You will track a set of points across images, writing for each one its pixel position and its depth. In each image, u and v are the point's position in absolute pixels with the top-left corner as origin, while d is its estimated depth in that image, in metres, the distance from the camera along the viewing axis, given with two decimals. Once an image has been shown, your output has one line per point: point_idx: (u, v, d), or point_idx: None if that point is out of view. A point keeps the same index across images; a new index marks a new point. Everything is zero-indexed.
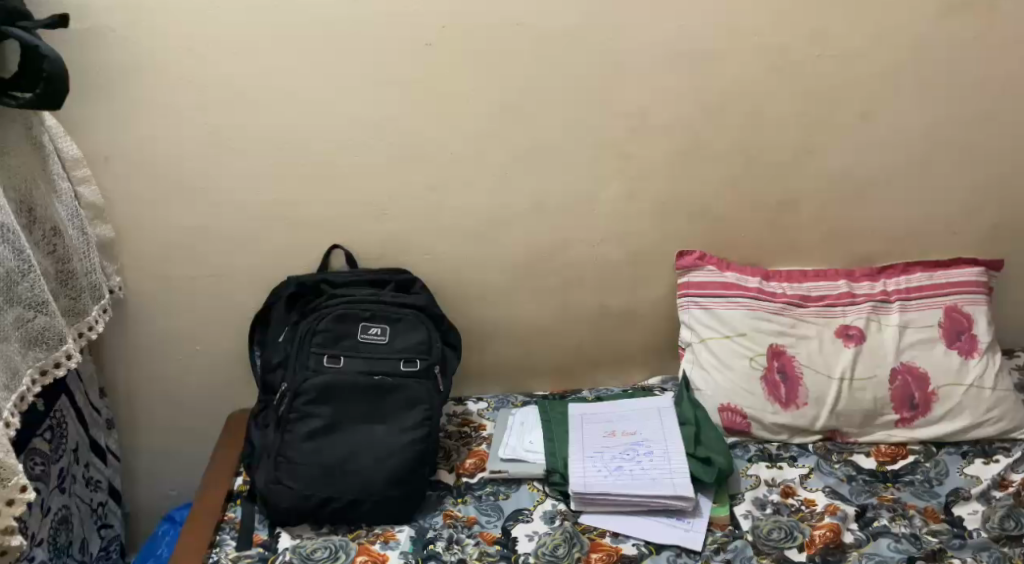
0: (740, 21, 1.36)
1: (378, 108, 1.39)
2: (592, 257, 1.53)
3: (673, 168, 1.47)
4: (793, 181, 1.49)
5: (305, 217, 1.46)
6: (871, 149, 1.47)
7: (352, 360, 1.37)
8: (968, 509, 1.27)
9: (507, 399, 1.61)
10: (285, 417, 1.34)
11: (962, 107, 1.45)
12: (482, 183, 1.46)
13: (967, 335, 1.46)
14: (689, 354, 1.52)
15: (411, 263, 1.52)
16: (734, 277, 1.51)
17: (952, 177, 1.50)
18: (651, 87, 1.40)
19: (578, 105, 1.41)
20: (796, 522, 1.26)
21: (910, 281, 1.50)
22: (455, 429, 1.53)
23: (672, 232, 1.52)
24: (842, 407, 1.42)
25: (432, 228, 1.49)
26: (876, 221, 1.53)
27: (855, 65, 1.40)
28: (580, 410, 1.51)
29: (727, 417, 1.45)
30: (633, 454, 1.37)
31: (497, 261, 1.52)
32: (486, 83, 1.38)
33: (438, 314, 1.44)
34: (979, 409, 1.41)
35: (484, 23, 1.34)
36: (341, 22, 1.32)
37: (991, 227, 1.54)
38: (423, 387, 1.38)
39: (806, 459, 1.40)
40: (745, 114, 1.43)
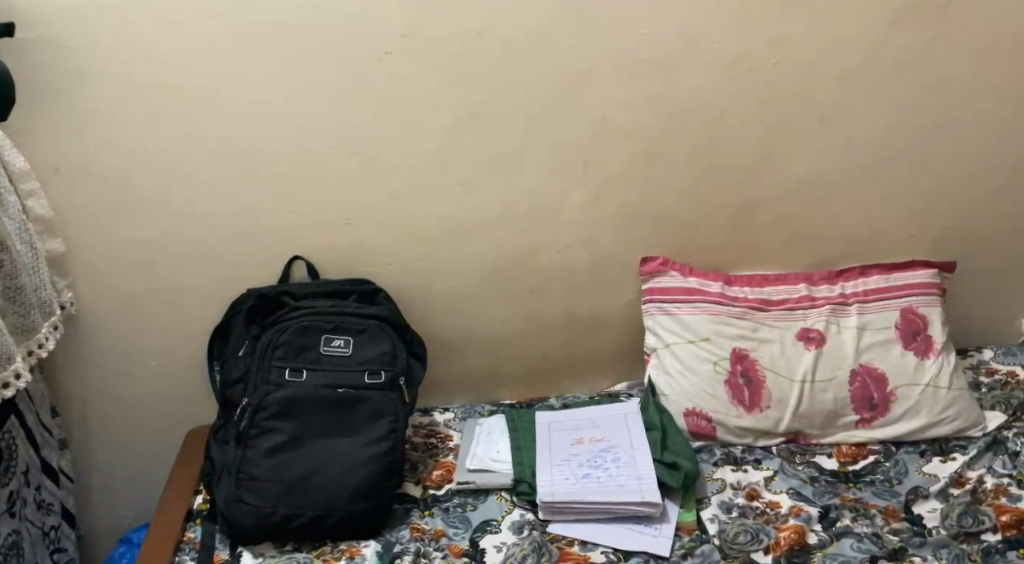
0: (700, 29, 1.38)
1: (340, 117, 1.37)
2: (558, 264, 1.53)
3: (635, 176, 1.48)
4: (753, 186, 1.51)
5: (264, 228, 1.43)
6: (827, 155, 1.49)
7: (314, 373, 1.36)
8: (927, 507, 1.29)
9: (474, 408, 1.60)
10: (247, 432, 1.32)
11: (916, 113, 1.48)
12: (447, 191, 1.45)
13: (922, 335, 1.48)
14: (654, 360, 1.53)
15: (374, 273, 1.50)
16: (697, 282, 1.53)
17: (908, 181, 1.53)
18: (613, 95, 1.41)
19: (541, 113, 1.41)
20: (761, 524, 1.27)
21: (866, 283, 1.53)
22: (421, 441, 1.51)
23: (636, 239, 1.53)
24: (804, 409, 1.44)
25: (395, 237, 1.47)
26: (834, 225, 1.55)
27: (812, 73, 1.43)
28: (547, 418, 1.51)
29: (693, 422, 1.46)
30: (601, 461, 1.37)
31: (461, 270, 1.51)
32: (449, 92, 1.37)
33: (402, 324, 1.43)
34: (935, 408, 1.43)
35: (444, 31, 1.33)
36: (300, 29, 1.30)
37: (946, 229, 1.58)
38: (388, 399, 1.36)
39: (770, 461, 1.42)
40: (705, 120, 1.45)
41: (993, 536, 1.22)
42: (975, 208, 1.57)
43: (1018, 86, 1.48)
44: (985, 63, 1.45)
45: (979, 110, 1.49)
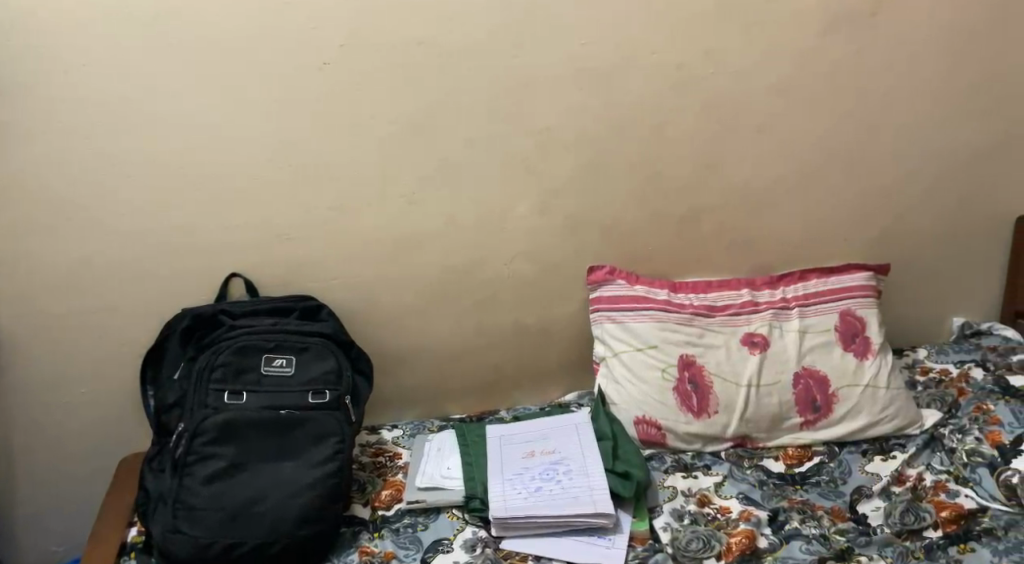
0: (640, 39, 1.39)
1: (277, 129, 1.32)
2: (505, 275, 1.51)
3: (579, 185, 1.47)
4: (696, 194, 1.52)
5: (199, 245, 1.37)
6: (767, 162, 1.52)
7: (255, 395, 1.30)
8: (871, 506, 1.32)
9: (422, 424, 1.57)
10: (184, 460, 1.26)
11: (850, 120, 1.51)
12: (390, 204, 1.41)
13: (861, 337, 1.51)
14: (604, 368, 1.52)
15: (317, 289, 1.45)
16: (643, 290, 1.52)
17: (845, 186, 1.56)
18: (556, 105, 1.40)
19: (484, 124, 1.39)
20: (712, 530, 1.28)
21: (807, 287, 1.55)
22: (369, 460, 1.47)
23: (583, 248, 1.52)
24: (750, 413, 1.45)
25: (337, 252, 1.43)
26: (775, 230, 1.57)
27: (749, 82, 1.45)
28: (498, 432, 1.48)
29: (643, 430, 1.45)
30: (553, 474, 1.36)
31: (407, 284, 1.48)
32: (390, 102, 1.34)
33: (346, 340, 1.39)
34: (875, 407, 1.46)
35: (382, 41, 1.30)
36: (233, 39, 1.25)
37: (883, 232, 1.61)
38: (333, 419, 1.32)
39: (719, 467, 1.43)
40: (647, 130, 1.45)
41: (934, 532, 1.25)
42: (911, 212, 1.60)
43: (948, 93, 1.51)
44: (914, 71, 1.49)
45: (911, 116, 1.52)
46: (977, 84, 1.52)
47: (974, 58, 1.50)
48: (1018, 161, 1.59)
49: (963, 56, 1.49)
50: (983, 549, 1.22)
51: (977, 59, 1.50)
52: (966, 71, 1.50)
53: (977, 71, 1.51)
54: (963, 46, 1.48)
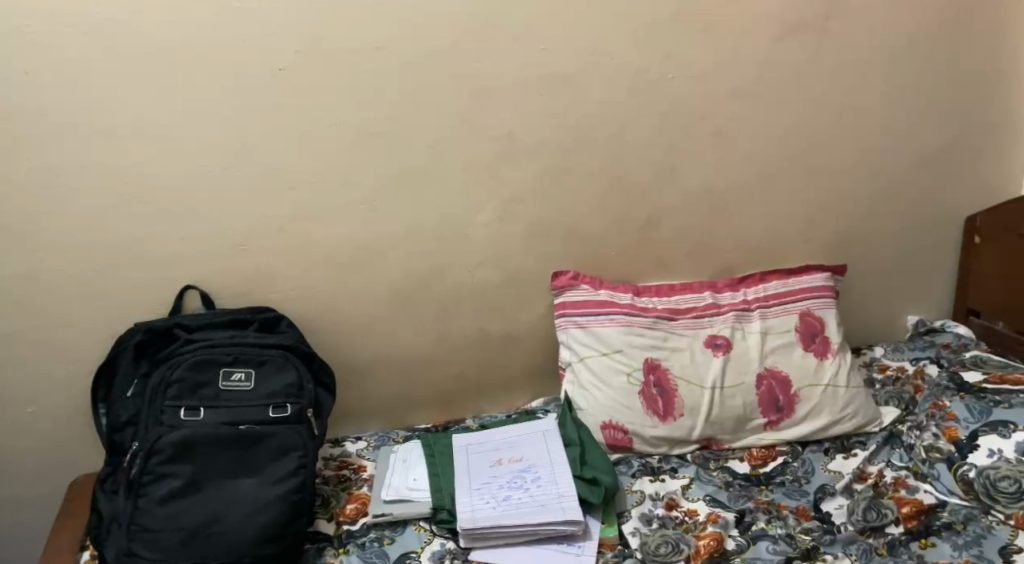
0: (599, 44, 1.39)
1: (233, 137, 1.29)
2: (469, 282, 1.50)
3: (541, 190, 1.46)
4: (657, 198, 1.52)
5: (151, 258, 1.32)
6: (726, 166, 1.53)
7: (213, 410, 1.26)
8: (835, 503, 1.34)
9: (388, 435, 1.54)
10: (138, 480, 1.21)
11: (805, 123, 1.53)
12: (351, 212, 1.39)
13: (820, 337, 1.52)
14: (570, 374, 1.52)
15: (276, 301, 1.41)
16: (608, 294, 1.52)
17: (803, 189, 1.58)
18: (517, 110, 1.40)
19: (445, 130, 1.38)
20: (681, 533, 1.28)
21: (767, 288, 1.56)
22: (333, 474, 1.43)
23: (546, 254, 1.51)
24: (715, 415, 1.46)
25: (296, 263, 1.39)
26: (736, 233, 1.59)
27: (708, 87, 1.46)
28: (464, 441, 1.47)
29: (610, 435, 1.45)
30: (521, 482, 1.34)
31: (368, 293, 1.45)
32: (349, 108, 1.32)
33: (307, 351, 1.35)
34: (836, 406, 1.47)
35: (338, 47, 1.28)
36: (183, 46, 1.22)
37: (839, 233, 1.63)
38: (295, 433, 1.28)
39: (686, 469, 1.43)
40: (608, 135, 1.45)
41: (897, 528, 1.27)
42: (866, 213, 1.63)
43: (900, 96, 1.54)
44: (867, 75, 1.52)
45: (864, 119, 1.55)
46: (927, 88, 1.55)
47: (924, 62, 1.53)
48: (967, 162, 1.63)
49: (913, 60, 1.52)
50: (944, 543, 1.23)
51: (926, 63, 1.53)
52: (916, 75, 1.54)
53: (927, 75, 1.54)
54: (913, 51, 1.52)
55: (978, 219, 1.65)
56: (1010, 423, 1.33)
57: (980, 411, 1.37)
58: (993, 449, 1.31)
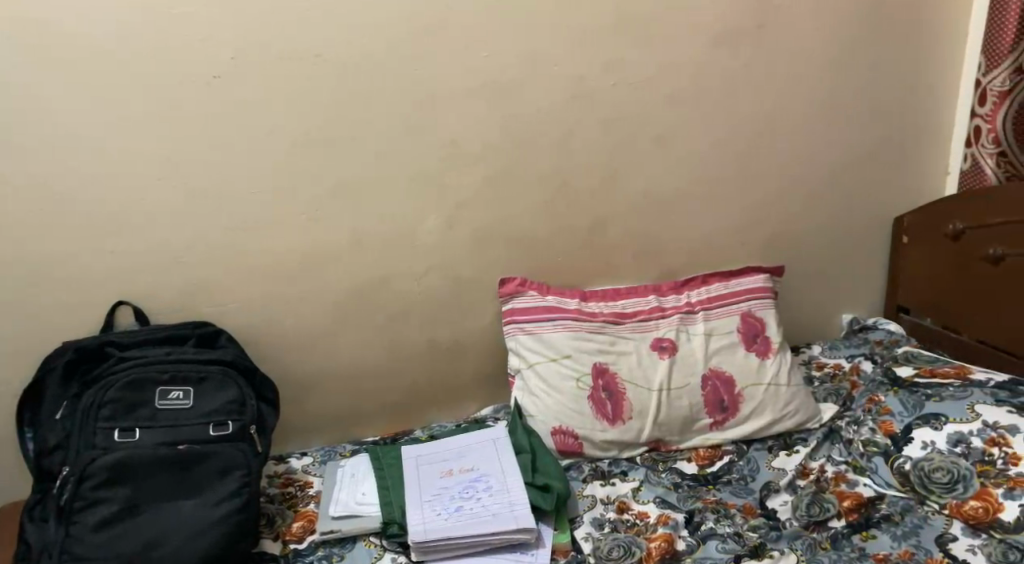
0: (541, 51, 1.39)
1: (167, 146, 1.27)
2: (416, 292, 1.48)
3: (487, 197, 1.46)
4: (602, 204, 1.53)
5: (82, 273, 1.30)
6: (668, 171, 1.55)
7: (150, 431, 1.21)
8: (780, 500, 1.36)
9: (334, 450, 1.51)
10: (69, 507, 1.15)
11: (743, 129, 1.56)
12: (293, 223, 1.37)
13: (761, 337, 1.55)
14: (519, 381, 1.51)
15: (215, 314, 1.39)
16: (555, 300, 1.52)
17: (742, 193, 1.61)
18: (460, 117, 1.39)
19: (387, 138, 1.37)
20: (632, 537, 1.28)
21: (710, 290, 1.58)
22: (277, 492, 1.40)
23: (493, 261, 1.51)
24: (663, 418, 1.47)
25: (235, 276, 1.37)
26: (678, 238, 1.61)
27: (649, 93, 1.48)
28: (413, 452, 1.44)
29: (560, 440, 1.45)
30: (472, 492, 1.33)
31: (311, 304, 1.43)
32: (289, 116, 1.31)
33: (249, 367, 1.31)
34: (778, 405, 1.50)
35: (274, 54, 1.27)
36: (112, 53, 1.20)
37: (778, 236, 1.67)
38: (238, 451, 1.24)
39: (636, 472, 1.44)
40: (552, 142, 1.46)
41: (838, 522, 1.30)
42: (802, 215, 1.67)
43: (831, 101, 1.59)
44: (800, 81, 1.56)
45: (799, 124, 1.59)
46: (856, 94, 1.60)
47: (853, 69, 1.58)
48: (895, 165, 1.69)
49: (843, 68, 1.58)
50: (883, 534, 1.26)
51: (855, 70, 1.58)
52: (847, 82, 1.59)
53: (856, 81, 1.59)
54: (843, 58, 1.57)
55: (906, 219, 1.71)
56: (942, 416, 1.36)
57: (912, 405, 1.41)
58: (926, 441, 1.34)
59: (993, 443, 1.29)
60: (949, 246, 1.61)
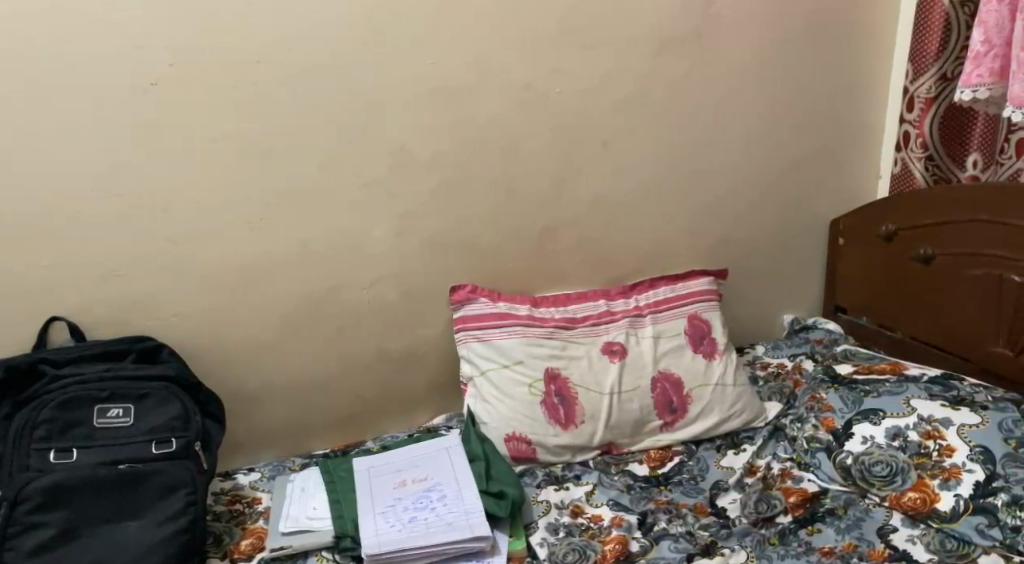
0: (487, 59, 1.39)
1: (102, 155, 1.22)
2: (365, 301, 1.46)
3: (436, 204, 1.45)
4: (551, 211, 1.54)
5: (12, 288, 1.24)
6: (615, 177, 1.57)
7: (88, 451, 1.17)
8: (729, 498, 1.39)
9: (282, 464, 1.47)
10: (3, 533, 1.09)
11: (686, 135, 1.59)
12: (237, 233, 1.34)
13: (708, 339, 1.57)
14: (472, 389, 1.50)
15: (156, 329, 1.34)
16: (506, 306, 1.52)
17: (686, 198, 1.64)
18: (407, 125, 1.38)
19: (334, 146, 1.35)
20: (587, 540, 1.28)
21: (657, 294, 1.60)
22: (224, 509, 1.36)
23: (443, 269, 1.50)
24: (614, 421, 1.48)
25: (177, 288, 1.33)
26: (626, 243, 1.63)
27: (595, 100, 1.49)
28: (365, 464, 1.42)
29: (514, 447, 1.45)
30: (426, 502, 1.31)
31: (257, 316, 1.40)
32: (232, 125, 1.28)
33: (192, 382, 1.27)
34: (725, 404, 1.53)
35: (215, 60, 1.23)
36: (43, 57, 1.15)
37: (722, 240, 1.71)
38: (182, 469, 1.20)
39: (589, 476, 1.45)
40: (501, 149, 1.46)
41: (785, 517, 1.33)
42: (744, 219, 1.71)
43: (769, 108, 1.64)
44: (740, 88, 1.60)
45: (740, 130, 1.63)
46: (793, 100, 1.65)
47: (789, 76, 1.63)
48: (831, 170, 1.75)
49: (780, 75, 1.62)
50: (828, 528, 1.30)
51: (791, 77, 1.63)
52: (784, 88, 1.63)
53: (792, 89, 1.64)
54: (780, 65, 1.61)
55: (842, 222, 1.77)
56: (880, 411, 1.41)
57: (852, 401, 1.45)
58: (866, 436, 1.38)
59: (929, 436, 1.34)
60: (883, 247, 1.67)
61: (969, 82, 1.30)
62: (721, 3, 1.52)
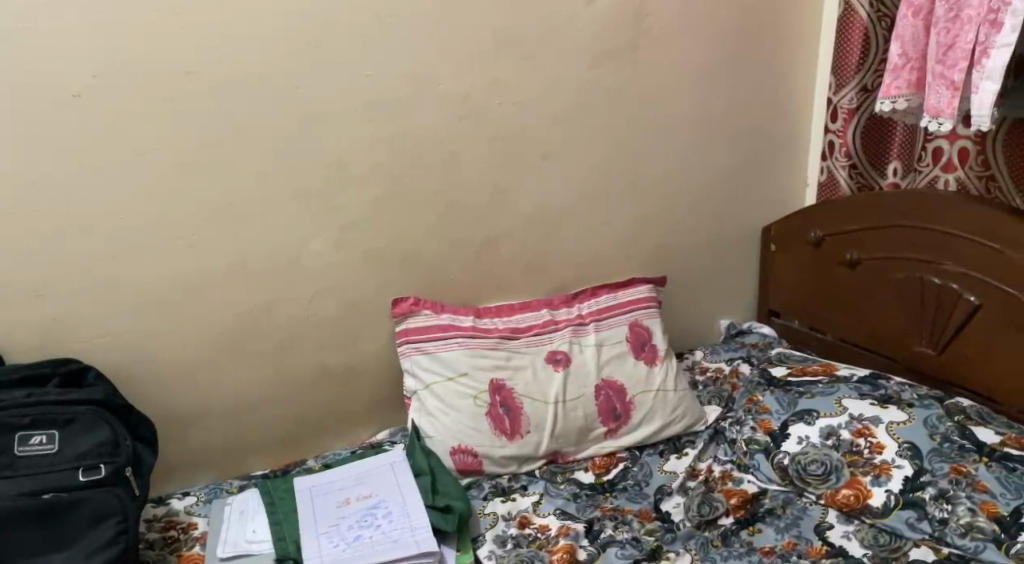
0: (426, 70, 1.38)
1: (20, 170, 1.16)
2: (304, 316, 1.43)
3: (376, 217, 1.42)
4: (492, 222, 1.53)
5: None
6: (554, 188, 1.57)
7: (9, 482, 1.10)
8: (673, 502, 1.40)
9: (220, 487, 1.42)
10: None
11: (622, 146, 1.61)
12: (167, 249, 1.29)
13: (649, 345, 1.59)
14: (416, 403, 1.48)
15: (83, 350, 1.28)
16: (450, 318, 1.50)
17: (625, 207, 1.66)
18: (345, 137, 1.35)
19: (270, 159, 1.31)
20: (535, 551, 1.27)
21: (598, 303, 1.61)
22: (158, 536, 1.30)
23: (384, 282, 1.47)
24: (559, 429, 1.48)
25: (104, 307, 1.27)
26: (567, 253, 1.64)
27: (534, 112, 1.50)
28: (307, 483, 1.38)
29: (460, 459, 1.43)
30: (370, 519, 1.28)
31: (191, 334, 1.35)
32: (161, 137, 1.23)
33: (122, 405, 1.21)
34: (667, 410, 1.54)
35: (141, 70, 1.18)
36: None
37: (659, 247, 1.74)
38: (112, 497, 1.14)
39: (535, 485, 1.45)
40: (441, 160, 1.44)
41: (727, 519, 1.35)
42: (680, 228, 1.75)
43: (701, 118, 1.67)
44: (673, 101, 1.63)
45: (674, 141, 1.66)
46: (724, 111, 1.69)
47: (720, 87, 1.67)
48: (761, 179, 1.80)
49: (711, 87, 1.66)
50: (768, 528, 1.33)
51: (722, 88, 1.67)
52: (715, 99, 1.67)
53: (723, 99, 1.68)
54: (711, 78, 1.65)
55: (773, 229, 1.82)
56: (814, 411, 1.45)
57: (788, 403, 1.49)
58: (802, 436, 1.42)
59: (860, 434, 1.38)
60: (812, 254, 1.73)
61: (889, 93, 1.36)
62: (654, 18, 1.54)
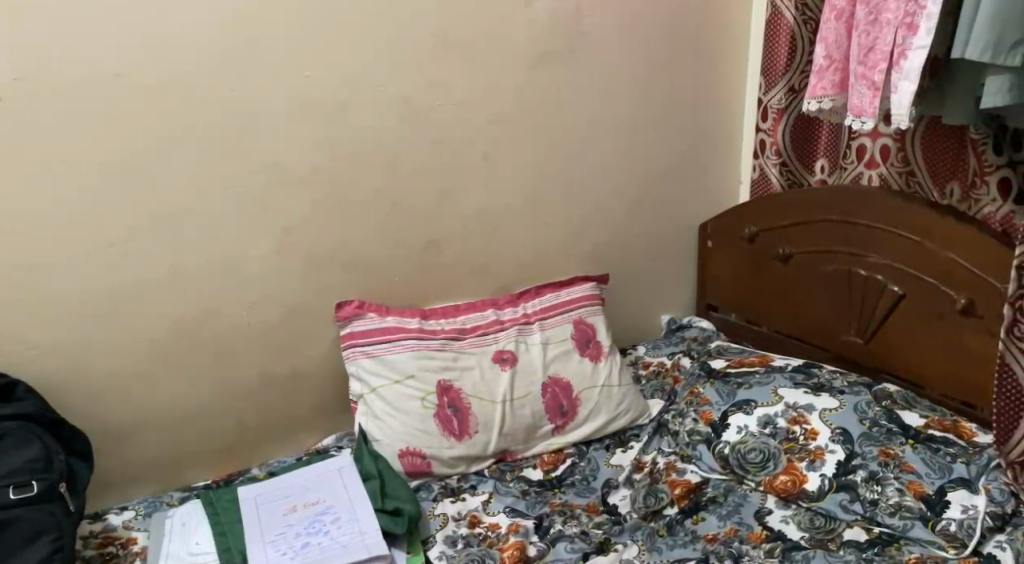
0: (364, 71, 1.37)
1: None
2: (244, 323, 1.40)
3: (317, 221, 1.40)
4: (435, 223, 1.53)
5: None
6: (496, 188, 1.58)
7: None
8: (620, 495, 1.43)
9: (159, 500, 1.38)
10: None
11: (562, 146, 1.63)
12: (98, 257, 1.24)
13: (593, 342, 1.61)
14: (363, 407, 1.47)
15: (9, 364, 1.23)
16: (395, 321, 1.49)
17: (565, 207, 1.68)
18: (283, 139, 1.33)
19: (206, 163, 1.28)
20: (485, 549, 1.28)
21: (542, 301, 1.63)
22: (95, 553, 1.25)
23: (326, 286, 1.46)
24: (507, 428, 1.49)
25: (31, 319, 1.22)
26: (510, 253, 1.65)
27: (474, 112, 1.50)
28: (252, 492, 1.36)
29: (408, 462, 1.43)
30: (318, 525, 1.27)
31: (125, 345, 1.30)
32: (89, 142, 1.19)
33: (54, 420, 1.17)
34: (612, 404, 1.57)
35: (66, 73, 1.14)
36: None
37: (600, 246, 1.76)
38: (45, 514, 1.09)
39: (484, 485, 1.45)
40: (382, 162, 1.43)
41: (671, 509, 1.38)
42: (620, 225, 1.78)
43: (638, 118, 1.70)
44: (610, 102, 1.66)
45: (612, 140, 1.69)
46: (659, 110, 1.73)
47: (655, 87, 1.70)
48: (696, 177, 1.85)
49: (648, 87, 1.69)
50: (710, 516, 1.36)
51: (658, 88, 1.71)
52: (651, 99, 1.71)
53: (658, 99, 1.72)
54: (646, 79, 1.68)
55: (709, 226, 1.87)
56: (752, 401, 1.50)
57: (727, 394, 1.54)
58: (740, 426, 1.47)
59: (795, 422, 1.43)
60: (746, 249, 1.78)
61: (816, 93, 1.41)
62: (590, 19, 1.56)
